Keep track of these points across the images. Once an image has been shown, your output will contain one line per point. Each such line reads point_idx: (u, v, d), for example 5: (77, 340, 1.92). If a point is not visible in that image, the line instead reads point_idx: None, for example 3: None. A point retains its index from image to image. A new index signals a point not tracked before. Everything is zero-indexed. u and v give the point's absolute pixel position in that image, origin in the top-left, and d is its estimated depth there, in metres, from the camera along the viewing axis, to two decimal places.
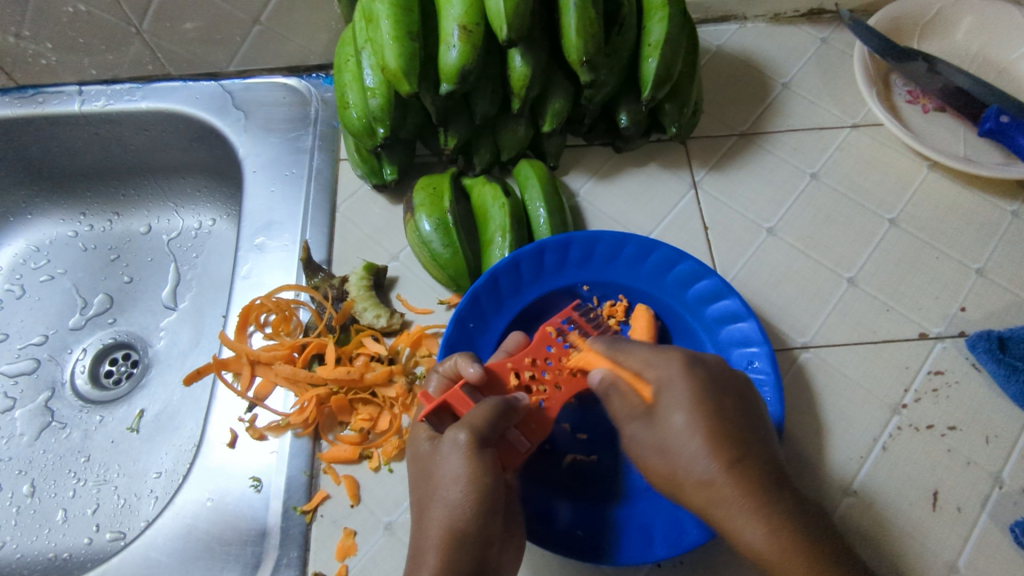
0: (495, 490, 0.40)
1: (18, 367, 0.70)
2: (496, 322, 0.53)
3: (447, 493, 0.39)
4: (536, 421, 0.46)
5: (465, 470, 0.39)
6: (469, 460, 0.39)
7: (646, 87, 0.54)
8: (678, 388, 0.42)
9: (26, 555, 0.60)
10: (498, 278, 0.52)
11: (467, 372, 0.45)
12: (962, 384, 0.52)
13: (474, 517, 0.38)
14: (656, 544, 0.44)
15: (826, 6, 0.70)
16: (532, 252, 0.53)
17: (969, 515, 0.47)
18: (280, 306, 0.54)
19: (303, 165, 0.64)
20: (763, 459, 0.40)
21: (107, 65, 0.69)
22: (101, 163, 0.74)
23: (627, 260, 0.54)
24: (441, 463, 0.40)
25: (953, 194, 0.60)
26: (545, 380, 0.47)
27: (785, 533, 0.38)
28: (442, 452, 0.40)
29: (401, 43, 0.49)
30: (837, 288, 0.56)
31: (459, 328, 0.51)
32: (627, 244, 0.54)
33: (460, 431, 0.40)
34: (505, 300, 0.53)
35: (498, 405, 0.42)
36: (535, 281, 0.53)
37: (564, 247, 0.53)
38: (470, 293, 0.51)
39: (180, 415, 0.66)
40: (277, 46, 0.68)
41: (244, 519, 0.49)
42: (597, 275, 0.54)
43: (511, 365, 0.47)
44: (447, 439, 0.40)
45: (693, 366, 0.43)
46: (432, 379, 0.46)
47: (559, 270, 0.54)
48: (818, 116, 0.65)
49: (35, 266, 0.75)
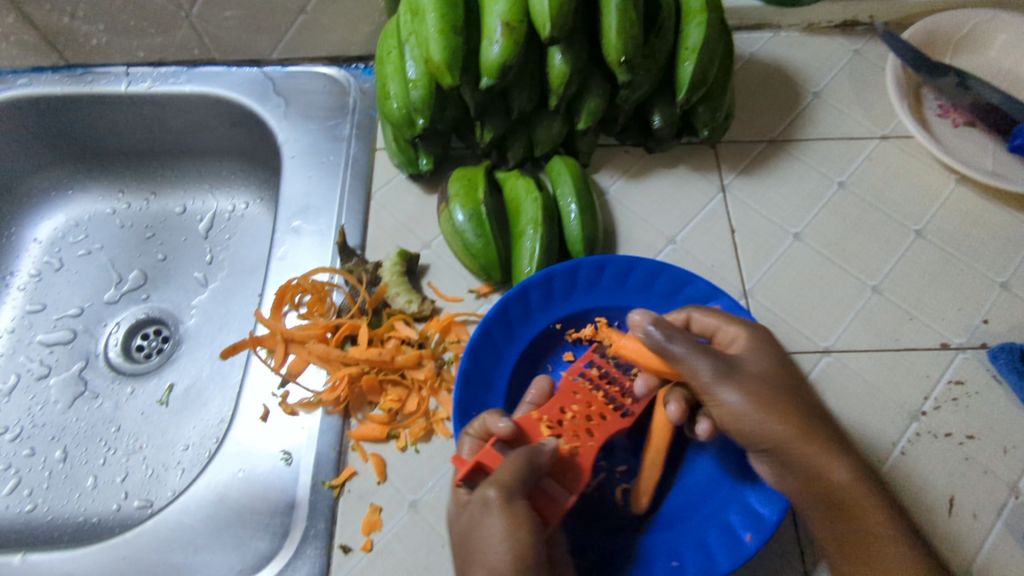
0: (536, 548, 0.38)
1: (54, 337, 0.72)
2: (522, 336, 0.54)
3: (488, 555, 0.37)
4: (567, 469, 0.45)
5: (502, 526, 0.38)
6: (503, 512, 0.38)
7: (681, 90, 0.55)
8: (743, 352, 0.48)
9: (57, 518, 0.61)
10: (528, 291, 0.54)
11: (496, 428, 0.45)
12: (981, 394, 0.52)
13: (517, 574, 0.36)
14: (718, 555, 0.46)
15: (860, 18, 0.71)
16: (539, 280, 0.54)
17: (985, 522, 0.48)
18: (316, 287, 0.56)
19: (340, 153, 0.66)
20: (796, 389, 0.47)
21: (155, 48, 0.71)
22: (143, 143, 0.77)
23: (635, 285, 0.55)
24: (477, 526, 0.39)
25: (980, 208, 0.61)
26: (576, 428, 0.47)
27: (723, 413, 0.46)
28: (475, 513, 0.39)
29: (446, 36, 0.51)
30: (860, 295, 0.57)
31: (466, 388, 0.50)
32: (662, 275, 0.55)
33: (489, 488, 0.39)
34: (517, 331, 0.54)
35: (523, 455, 0.42)
36: (524, 322, 0.54)
37: (547, 282, 0.54)
38: (473, 341, 0.52)
39: (208, 391, 0.67)
40: (320, 36, 0.70)
41: (275, 491, 0.50)
42: (630, 300, 0.55)
43: (539, 416, 0.48)
44: (477, 500, 0.40)
45: (752, 330, 0.49)
46: (464, 443, 0.46)
47: (591, 289, 0.55)
48: (848, 126, 0.66)
49: (74, 240, 0.78)
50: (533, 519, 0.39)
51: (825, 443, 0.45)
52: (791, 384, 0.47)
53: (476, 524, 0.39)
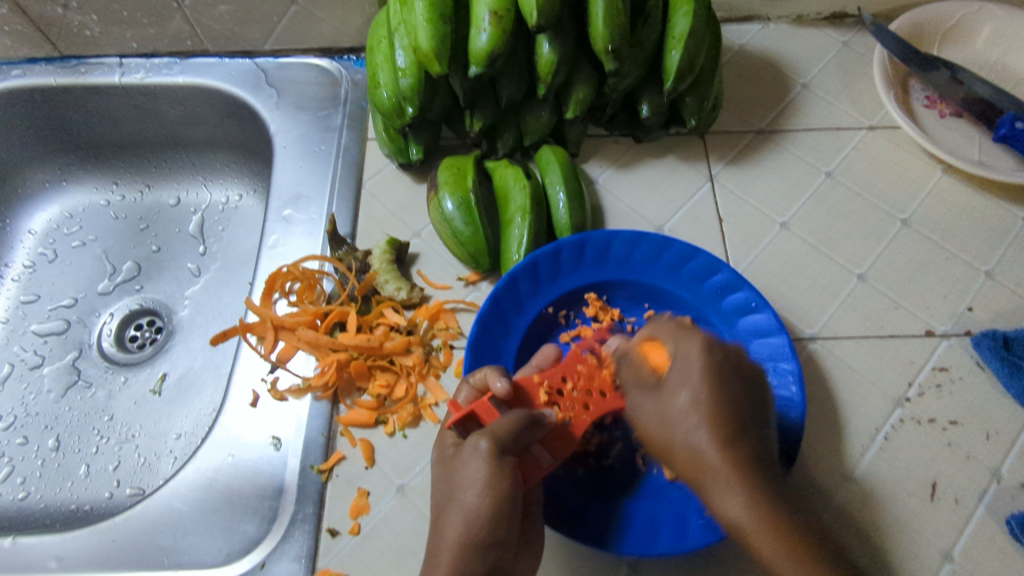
0: (511, 498, 0.41)
1: (48, 327, 0.73)
2: (518, 326, 0.54)
3: (464, 497, 0.41)
4: (560, 437, 0.47)
5: (483, 475, 0.41)
6: (489, 462, 0.41)
7: (668, 79, 0.56)
8: (690, 365, 0.41)
9: (50, 505, 0.62)
10: (516, 281, 0.54)
11: (495, 386, 0.46)
12: (964, 381, 0.53)
13: (487, 521, 0.40)
14: (693, 530, 0.45)
15: (849, 10, 0.71)
16: (548, 254, 0.54)
17: (966, 507, 0.48)
18: (306, 274, 0.57)
19: (332, 143, 0.67)
20: (745, 402, 0.39)
21: (148, 39, 0.72)
22: (136, 134, 0.77)
23: (640, 260, 0.56)
24: (463, 468, 0.42)
25: (966, 197, 0.61)
26: (574, 399, 0.48)
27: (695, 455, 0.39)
28: (464, 457, 0.42)
29: (434, 24, 0.51)
30: (846, 283, 0.57)
31: (475, 356, 0.51)
32: (640, 243, 0.55)
33: (480, 438, 0.42)
34: (525, 302, 0.54)
35: (520, 418, 0.44)
36: (533, 294, 0.54)
37: (554, 256, 0.54)
38: (478, 320, 0.52)
39: (200, 380, 0.68)
40: (312, 27, 0.71)
41: (264, 475, 0.51)
42: (613, 273, 0.56)
43: (542, 381, 0.49)
44: (469, 445, 0.42)
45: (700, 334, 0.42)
46: (461, 391, 0.48)
47: (575, 268, 0.55)
48: (836, 116, 0.66)
49: (68, 231, 0.78)
50: (516, 475, 0.42)
51: (735, 460, 0.37)
52: (740, 395, 0.39)
53: (462, 466, 0.42)
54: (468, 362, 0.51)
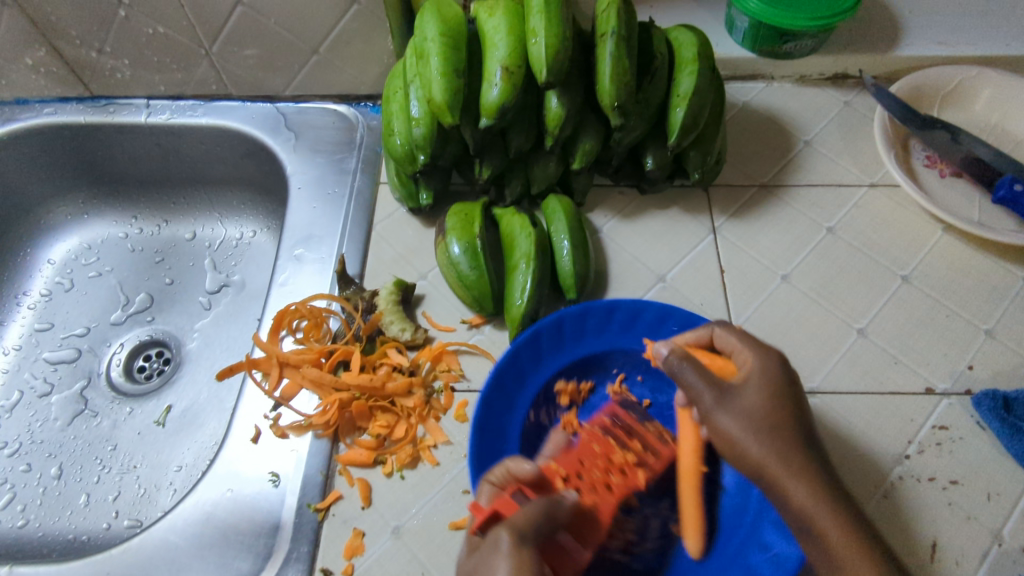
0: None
1: (60, 355, 0.74)
2: (535, 379, 0.54)
3: None
4: (586, 520, 0.48)
5: (509, 566, 0.35)
6: (512, 553, 0.36)
7: (672, 135, 0.57)
8: (750, 375, 0.44)
9: (47, 534, 0.62)
10: (519, 351, 0.54)
11: (517, 472, 0.45)
12: (966, 440, 0.53)
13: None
14: None
15: (850, 71, 0.74)
16: (551, 323, 0.55)
17: (968, 569, 0.48)
18: (313, 313, 0.58)
19: (345, 186, 0.69)
20: (793, 408, 0.43)
21: (175, 82, 0.75)
22: (158, 171, 0.80)
23: (642, 328, 0.57)
24: (483, 567, 0.36)
25: (966, 256, 0.62)
26: (593, 481, 0.51)
27: (758, 451, 0.42)
28: (483, 555, 0.37)
29: (448, 78, 0.53)
30: (846, 337, 0.58)
31: (480, 435, 0.50)
32: (642, 311, 0.56)
33: (502, 529, 0.37)
34: (528, 375, 0.54)
35: (539, 506, 0.40)
36: (535, 368, 0.55)
37: (557, 326, 0.55)
38: (482, 398, 0.52)
39: (204, 414, 0.68)
40: (331, 75, 0.74)
41: (261, 512, 0.51)
42: (614, 343, 0.57)
43: (556, 483, 0.48)
44: (488, 543, 0.37)
45: (761, 347, 0.45)
46: (482, 490, 0.45)
47: (600, 332, 0.57)
48: (837, 173, 0.68)
49: (86, 262, 0.80)
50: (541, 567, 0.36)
51: (801, 466, 0.41)
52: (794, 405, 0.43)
53: (483, 565, 0.36)
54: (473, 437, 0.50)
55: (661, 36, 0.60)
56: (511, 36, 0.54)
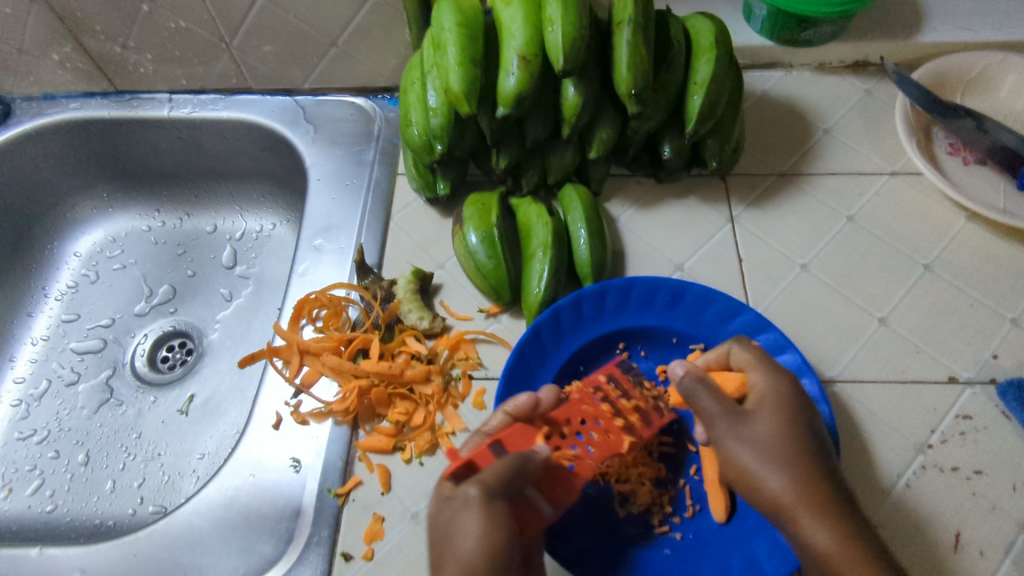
0: (509, 549, 0.38)
1: (86, 345, 0.76)
2: (555, 359, 0.55)
3: (460, 549, 0.38)
4: (558, 480, 0.46)
5: (478, 523, 0.38)
6: (481, 511, 0.39)
7: (690, 123, 0.57)
8: (778, 402, 0.45)
9: (76, 519, 0.63)
10: (540, 331, 0.54)
11: (517, 401, 0.48)
12: (990, 430, 0.52)
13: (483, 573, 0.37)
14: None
15: (871, 58, 0.73)
16: (570, 303, 0.55)
17: (992, 560, 0.47)
18: (333, 302, 0.59)
19: (363, 177, 0.69)
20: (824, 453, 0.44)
21: (196, 77, 0.76)
22: (180, 164, 0.81)
23: (661, 305, 0.57)
24: (452, 521, 0.39)
25: (991, 244, 0.61)
26: (579, 440, 0.49)
27: (805, 487, 0.42)
28: (451, 509, 0.40)
29: (465, 68, 0.53)
30: (867, 326, 0.57)
31: (503, 410, 0.51)
32: (660, 289, 0.56)
33: (471, 485, 0.40)
34: (548, 353, 0.55)
35: (513, 460, 0.42)
36: (556, 346, 0.55)
37: (576, 305, 0.55)
38: (505, 374, 0.52)
39: (227, 402, 0.69)
40: (349, 68, 0.74)
41: (282, 497, 0.52)
42: (636, 321, 0.56)
43: (543, 427, 0.48)
44: (458, 495, 0.40)
45: (780, 414, 0.44)
46: (472, 437, 0.48)
47: (619, 311, 0.57)
48: (858, 162, 0.67)
49: (110, 255, 0.82)
50: (508, 521, 0.40)
51: (789, 472, 0.43)
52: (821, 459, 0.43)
53: (454, 518, 0.39)
54: (496, 413, 0.51)
55: (678, 24, 0.59)
56: (528, 25, 0.54)
